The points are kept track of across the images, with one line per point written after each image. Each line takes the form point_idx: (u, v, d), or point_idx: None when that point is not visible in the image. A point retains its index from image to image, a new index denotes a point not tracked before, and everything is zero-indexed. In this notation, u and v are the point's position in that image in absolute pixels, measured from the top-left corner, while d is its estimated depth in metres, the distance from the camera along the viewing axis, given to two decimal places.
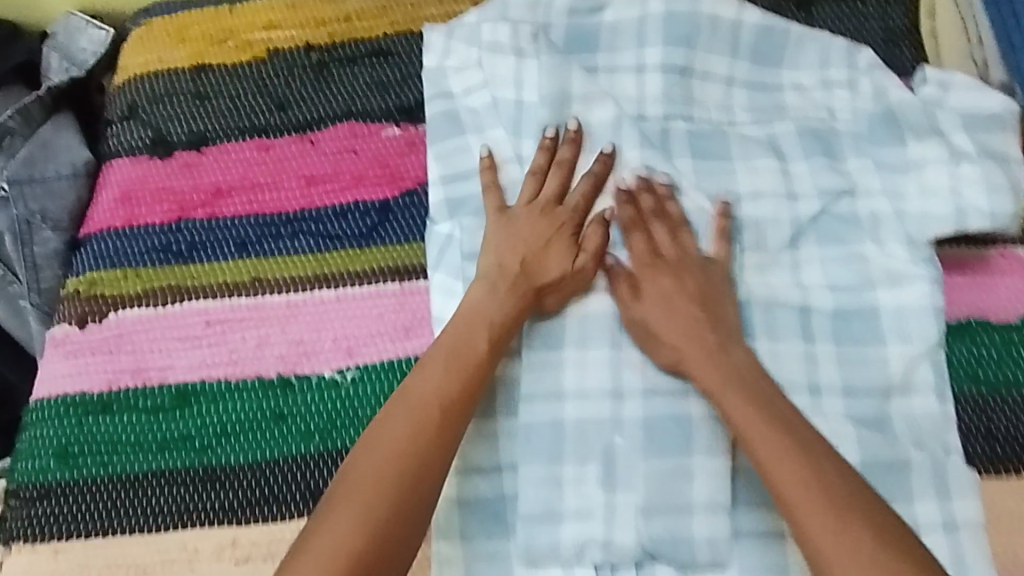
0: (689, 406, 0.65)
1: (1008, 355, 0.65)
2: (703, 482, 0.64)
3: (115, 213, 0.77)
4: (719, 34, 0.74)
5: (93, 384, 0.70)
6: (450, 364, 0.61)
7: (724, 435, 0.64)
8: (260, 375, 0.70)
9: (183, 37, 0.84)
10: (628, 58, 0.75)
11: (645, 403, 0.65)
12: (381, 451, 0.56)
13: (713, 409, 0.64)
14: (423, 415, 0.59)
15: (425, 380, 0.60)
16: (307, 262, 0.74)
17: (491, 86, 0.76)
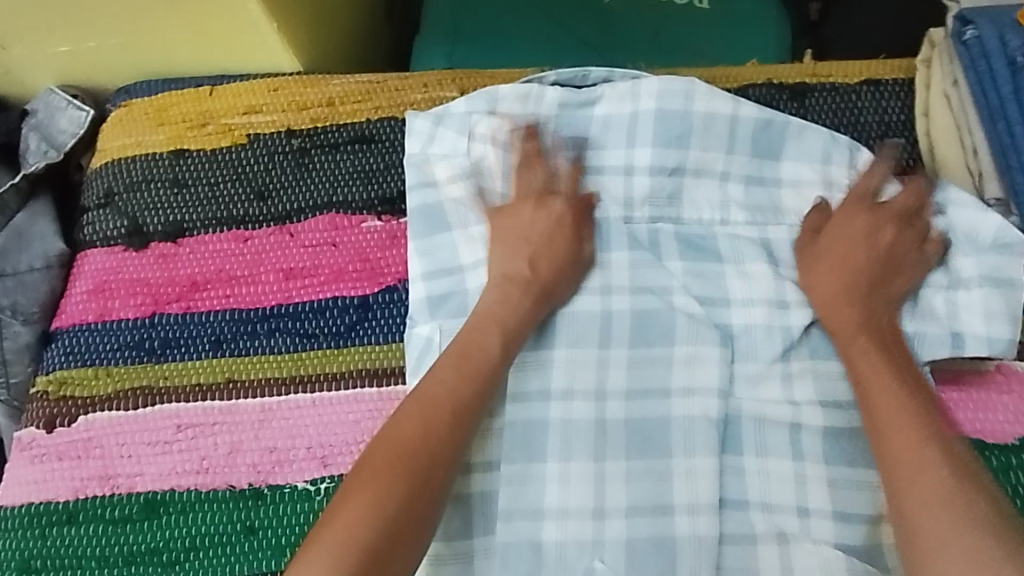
0: (676, 525, 0.60)
1: (1006, 479, 0.62)
2: None
3: (88, 307, 0.75)
4: (716, 128, 0.71)
5: (59, 492, 0.68)
6: (461, 364, 0.61)
7: (710, 558, 0.60)
8: (231, 485, 0.68)
9: (162, 119, 0.82)
10: (617, 155, 0.72)
11: (628, 522, 0.60)
12: (390, 448, 0.56)
13: (700, 530, 0.60)
14: (438, 415, 0.58)
15: (438, 380, 0.60)
16: (283, 362, 0.72)
17: (478, 178, 0.72)
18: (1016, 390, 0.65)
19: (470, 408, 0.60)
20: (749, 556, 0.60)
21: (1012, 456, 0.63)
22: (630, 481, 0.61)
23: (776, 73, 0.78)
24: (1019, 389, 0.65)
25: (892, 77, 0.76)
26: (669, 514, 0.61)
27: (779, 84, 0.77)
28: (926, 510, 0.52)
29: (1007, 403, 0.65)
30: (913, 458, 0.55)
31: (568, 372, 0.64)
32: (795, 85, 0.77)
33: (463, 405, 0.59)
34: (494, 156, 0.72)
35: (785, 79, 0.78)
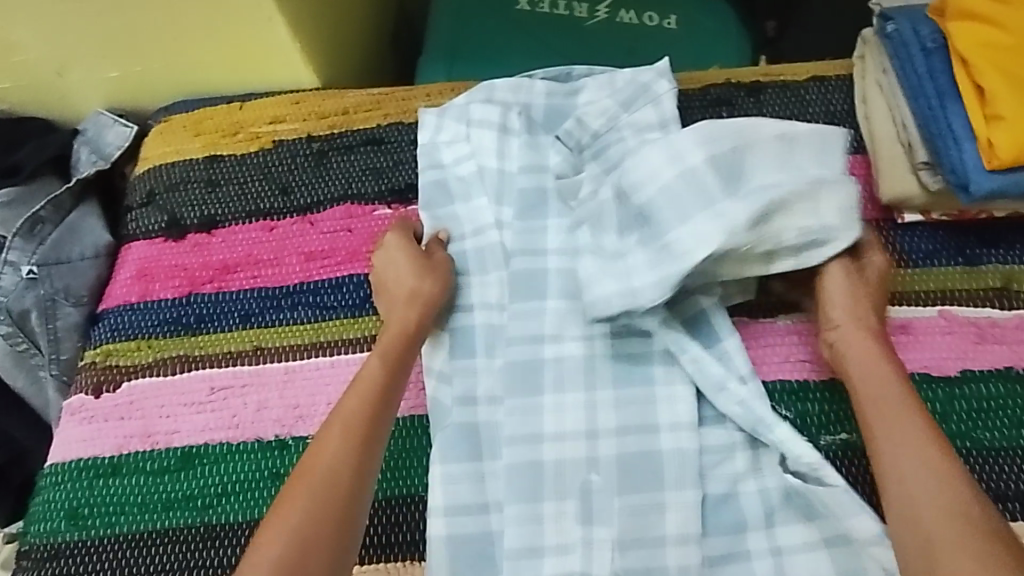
0: (661, 442, 0.68)
1: (951, 408, 0.70)
2: (676, 517, 0.65)
3: (131, 289, 0.85)
4: (662, 116, 0.82)
5: (104, 448, 0.76)
6: (364, 388, 0.67)
7: (693, 468, 0.67)
8: (259, 437, 0.76)
9: (198, 130, 0.94)
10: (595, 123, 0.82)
11: (618, 441, 0.68)
12: (320, 456, 0.63)
13: (680, 446, 0.67)
14: (352, 425, 0.64)
15: (351, 400, 0.66)
16: (304, 331, 0.81)
17: (480, 157, 0.82)
18: (958, 331, 0.73)
19: (382, 418, 0.66)
20: (725, 463, 0.68)
21: (955, 387, 0.71)
22: (619, 407, 0.70)
23: (734, 74, 0.89)
24: (960, 330, 0.73)
25: (835, 73, 0.87)
26: (655, 432, 0.68)
27: (736, 84, 0.88)
28: (951, 554, 0.54)
29: (948, 342, 0.73)
30: (910, 429, 0.61)
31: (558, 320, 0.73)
32: (750, 83, 0.88)
33: (374, 416, 0.65)
34: (500, 142, 0.82)
35: (742, 78, 0.88)
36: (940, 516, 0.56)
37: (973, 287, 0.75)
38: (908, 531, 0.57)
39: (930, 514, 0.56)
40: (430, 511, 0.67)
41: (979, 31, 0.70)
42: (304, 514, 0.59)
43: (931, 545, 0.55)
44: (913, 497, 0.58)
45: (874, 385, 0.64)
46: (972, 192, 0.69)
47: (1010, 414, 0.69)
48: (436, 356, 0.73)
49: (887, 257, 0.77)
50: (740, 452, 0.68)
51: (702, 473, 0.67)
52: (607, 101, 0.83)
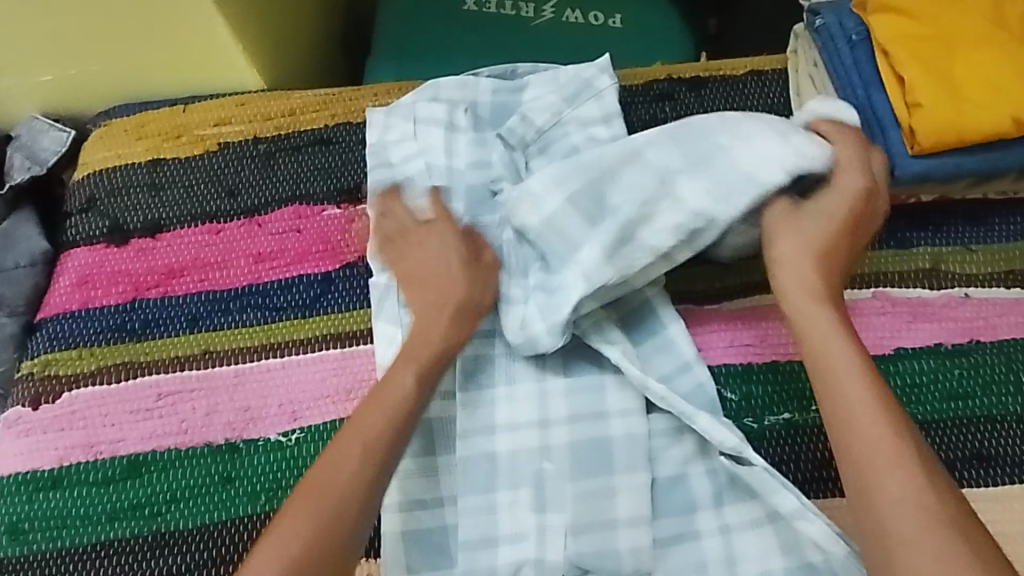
0: (611, 428, 0.69)
1: (887, 385, 0.73)
2: (628, 500, 0.67)
3: (72, 297, 0.82)
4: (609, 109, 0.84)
5: (45, 461, 0.74)
6: (385, 401, 0.65)
7: (643, 451, 0.68)
8: (208, 442, 0.74)
9: (140, 134, 0.92)
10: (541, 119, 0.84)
11: (570, 428, 0.69)
12: (332, 470, 0.61)
13: (631, 431, 0.69)
14: (363, 447, 0.62)
15: (370, 412, 0.64)
16: (254, 332, 0.80)
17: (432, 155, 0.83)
18: (892, 311, 0.76)
19: (397, 443, 0.63)
20: (675, 446, 0.69)
21: (890, 364, 0.74)
22: (570, 396, 0.71)
23: (675, 69, 0.92)
24: (893, 309, 0.76)
25: (771, 67, 0.90)
26: (605, 419, 0.69)
27: (678, 79, 0.90)
28: (909, 544, 0.53)
29: (882, 321, 0.76)
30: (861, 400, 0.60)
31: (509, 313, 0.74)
32: (691, 79, 0.90)
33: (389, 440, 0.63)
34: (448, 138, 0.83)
35: (683, 74, 0.91)
36: (898, 503, 0.55)
37: (905, 268, 0.78)
38: (867, 517, 0.56)
39: (888, 500, 0.55)
40: (384, 507, 0.67)
41: (898, 23, 0.73)
42: (305, 540, 0.58)
43: (890, 534, 0.54)
44: (863, 471, 0.57)
45: (822, 353, 0.63)
46: (898, 175, 0.72)
47: (941, 387, 0.72)
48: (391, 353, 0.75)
49: None
50: (689, 434, 0.69)
51: (652, 456, 0.68)
52: (552, 97, 0.84)
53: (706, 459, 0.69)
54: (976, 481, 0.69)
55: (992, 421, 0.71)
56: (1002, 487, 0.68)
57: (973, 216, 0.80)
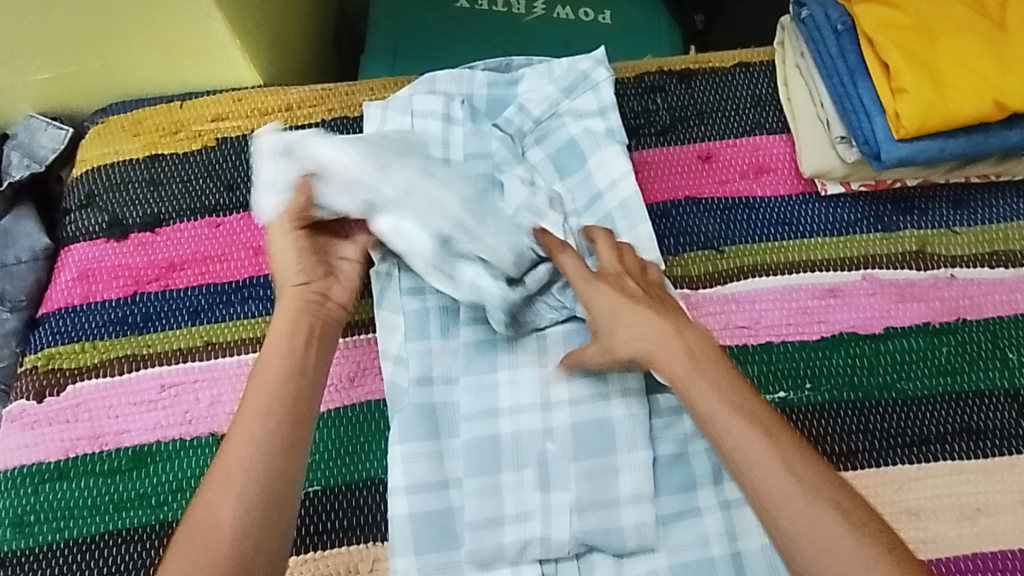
0: (613, 409, 0.70)
1: (877, 362, 0.75)
2: (629, 477, 0.68)
3: (73, 291, 0.83)
4: (602, 103, 0.86)
5: (49, 454, 0.74)
6: (269, 375, 0.62)
7: (643, 430, 0.70)
8: (213, 432, 0.75)
9: (138, 130, 0.92)
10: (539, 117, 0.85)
11: (572, 411, 0.71)
12: (240, 451, 0.59)
13: (634, 412, 0.70)
14: (236, 481, 0.57)
15: (258, 385, 0.62)
16: (257, 324, 0.80)
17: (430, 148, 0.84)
18: (880, 292, 0.79)
19: (297, 406, 0.62)
20: (674, 424, 0.71)
21: (880, 342, 0.76)
22: (572, 379, 0.72)
23: (665, 62, 0.94)
24: (882, 290, 0.79)
25: (759, 59, 0.92)
26: (605, 401, 0.71)
27: (668, 71, 0.93)
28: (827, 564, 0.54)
29: (872, 302, 0.78)
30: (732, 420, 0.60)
31: None
32: (681, 71, 0.92)
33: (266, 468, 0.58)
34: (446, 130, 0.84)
35: (673, 66, 0.93)
36: (811, 523, 0.55)
37: (891, 251, 0.81)
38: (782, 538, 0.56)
39: (801, 525, 0.55)
40: (391, 490, 0.68)
41: (883, 13, 0.75)
42: (205, 553, 0.55)
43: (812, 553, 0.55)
44: (771, 499, 0.57)
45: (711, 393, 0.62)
46: (884, 160, 0.74)
47: (930, 364, 0.75)
48: (392, 341, 0.75)
49: (814, 228, 0.82)
50: (688, 413, 0.71)
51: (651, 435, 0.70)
52: (549, 88, 0.86)
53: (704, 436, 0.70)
54: (966, 454, 0.71)
55: (980, 396, 0.73)
56: (992, 459, 0.71)
57: (956, 200, 0.83)
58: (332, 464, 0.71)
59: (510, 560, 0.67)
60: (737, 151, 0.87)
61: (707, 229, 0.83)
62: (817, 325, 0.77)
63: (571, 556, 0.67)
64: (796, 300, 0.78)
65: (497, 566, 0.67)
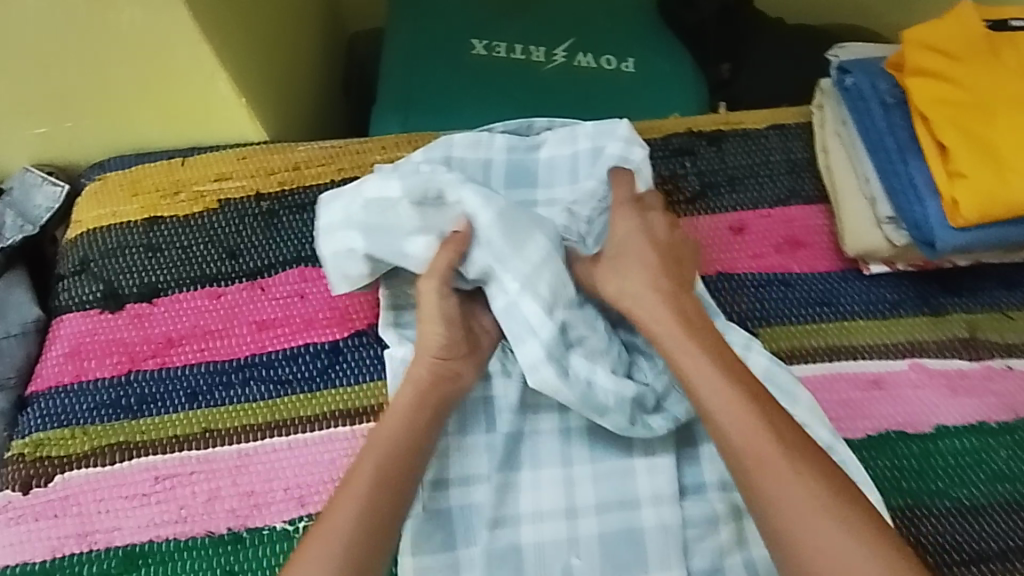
0: (642, 516, 0.66)
1: (927, 465, 0.69)
2: None
3: (64, 369, 0.78)
4: (639, 187, 0.79)
5: (35, 553, 0.69)
6: (395, 416, 0.65)
7: (675, 545, 0.65)
8: (210, 531, 0.70)
9: (136, 190, 0.87)
10: (564, 191, 0.81)
11: (599, 519, 0.66)
12: (368, 476, 0.61)
13: (664, 519, 0.65)
14: (359, 499, 0.60)
15: (386, 422, 0.65)
16: (259, 409, 0.75)
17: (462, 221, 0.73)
18: (928, 384, 0.73)
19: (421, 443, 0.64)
20: (710, 536, 0.66)
21: (931, 443, 0.70)
22: (597, 481, 0.67)
23: (693, 122, 0.88)
24: (930, 383, 0.73)
25: (793, 122, 0.87)
26: (636, 508, 0.66)
27: (697, 133, 0.87)
28: None
29: (922, 396, 0.72)
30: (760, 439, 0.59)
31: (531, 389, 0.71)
32: (711, 133, 0.87)
33: (357, 540, 0.58)
34: None
35: (702, 127, 0.88)
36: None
37: (940, 337, 0.75)
38: None
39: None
40: None
41: (934, 86, 0.70)
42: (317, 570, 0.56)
43: None
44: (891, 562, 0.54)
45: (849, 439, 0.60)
46: (937, 248, 0.68)
47: (986, 468, 0.69)
48: None
49: (855, 310, 0.77)
50: (725, 524, 0.66)
51: (685, 549, 0.65)
52: (589, 185, 0.80)
53: (742, 548, 0.65)
54: None
55: None
56: None
57: (1004, 280, 0.78)
58: None
59: None
60: (772, 223, 0.82)
61: (740, 309, 0.77)
62: (861, 422, 0.71)
63: None
64: (837, 391, 0.73)
65: None
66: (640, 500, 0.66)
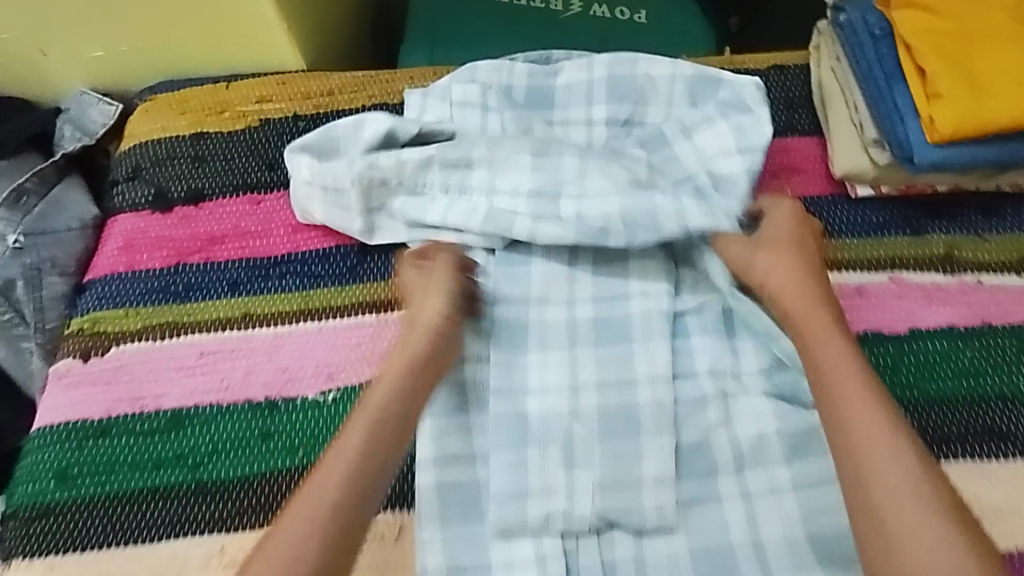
0: (638, 393, 0.73)
1: (900, 361, 0.76)
2: (652, 460, 0.70)
3: (119, 259, 0.86)
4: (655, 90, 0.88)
5: (92, 412, 0.77)
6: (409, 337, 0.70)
7: (667, 416, 0.72)
8: (249, 399, 0.77)
9: (184, 109, 0.95)
10: (579, 113, 0.88)
11: (599, 393, 0.73)
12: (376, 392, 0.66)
13: (656, 394, 0.73)
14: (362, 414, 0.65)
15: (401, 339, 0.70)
16: (294, 299, 0.83)
17: (489, 193, 0.81)
18: (907, 294, 0.79)
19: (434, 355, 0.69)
20: (698, 413, 0.73)
21: (904, 343, 0.77)
22: (599, 362, 0.75)
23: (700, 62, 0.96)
24: (907, 293, 0.80)
25: (792, 63, 0.94)
26: (633, 386, 0.73)
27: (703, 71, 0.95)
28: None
29: (898, 304, 0.79)
30: (860, 400, 0.62)
31: (543, 283, 0.78)
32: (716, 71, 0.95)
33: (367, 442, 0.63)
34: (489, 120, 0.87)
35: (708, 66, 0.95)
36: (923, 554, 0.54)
37: (920, 255, 0.82)
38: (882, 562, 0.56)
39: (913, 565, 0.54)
40: (418, 464, 0.70)
41: (920, 18, 0.77)
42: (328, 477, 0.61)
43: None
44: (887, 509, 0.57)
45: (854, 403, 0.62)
46: (917, 163, 0.75)
47: (953, 365, 0.76)
48: None
49: (842, 229, 0.83)
50: (712, 404, 0.73)
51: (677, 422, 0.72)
52: (601, 110, 0.88)
53: (728, 425, 0.72)
54: (987, 454, 0.71)
55: (1002, 399, 0.74)
56: (1015, 461, 0.71)
57: (988, 207, 0.84)
58: None
59: (532, 533, 0.68)
60: (768, 150, 0.88)
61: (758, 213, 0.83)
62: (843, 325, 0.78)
63: (592, 532, 0.68)
64: None
65: (518, 539, 0.68)
66: (635, 378, 0.74)
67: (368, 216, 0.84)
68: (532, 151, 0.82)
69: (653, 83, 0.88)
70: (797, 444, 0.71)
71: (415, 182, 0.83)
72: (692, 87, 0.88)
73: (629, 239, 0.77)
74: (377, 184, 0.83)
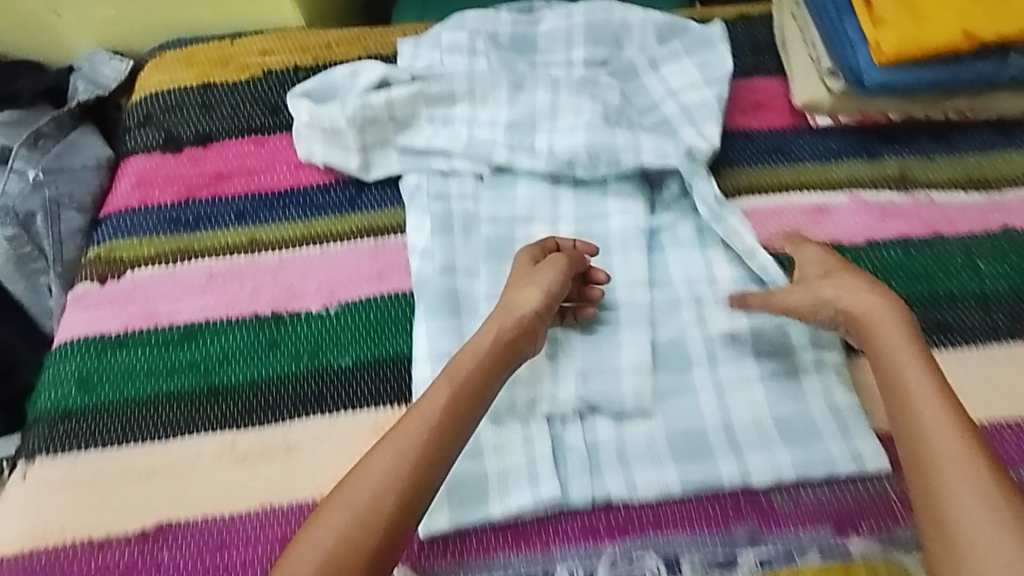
0: (616, 296, 0.80)
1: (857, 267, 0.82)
2: (630, 351, 0.76)
3: (132, 195, 0.92)
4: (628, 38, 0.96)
5: (109, 328, 0.82)
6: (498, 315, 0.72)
7: (643, 315, 0.78)
8: (256, 312, 0.83)
9: (192, 62, 1.02)
10: (559, 56, 0.95)
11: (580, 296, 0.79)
12: (466, 360, 0.69)
13: (634, 296, 0.79)
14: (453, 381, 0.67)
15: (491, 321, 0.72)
16: (297, 227, 0.89)
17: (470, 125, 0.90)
18: (864, 210, 0.86)
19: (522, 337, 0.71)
20: (673, 313, 0.79)
21: (863, 252, 0.83)
22: None
23: None
24: (865, 208, 0.86)
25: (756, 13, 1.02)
26: (612, 289, 0.80)
27: None
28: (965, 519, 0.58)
29: (857, 218, 0.85)
30: (917, 366, 0.66)
31: (530, 203, 0.87)
32: None
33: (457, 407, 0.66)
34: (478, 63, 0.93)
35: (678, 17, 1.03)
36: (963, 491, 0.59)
37: (876, 175, 0.88)
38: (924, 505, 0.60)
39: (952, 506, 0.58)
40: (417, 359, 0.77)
41: None
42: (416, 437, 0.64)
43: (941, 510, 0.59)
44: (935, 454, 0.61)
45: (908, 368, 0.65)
46: (866, 84, 0.84)
47: (906, 270, 0.82)
48: (419, 236, 0.85)
49: (805, 154, 0.90)
50: (685, 307, 0.79)
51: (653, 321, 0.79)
52: (580, 53, 0.95)
53: (702, 324, 0.78)
54: (937, 345, 0.78)
55: (950, 298, 0.80)
56: (964, 351, 0.77)
57: (937, 134, 0.91)
58: (365, 341, 0.80)
59: (522, 417, 0.73)
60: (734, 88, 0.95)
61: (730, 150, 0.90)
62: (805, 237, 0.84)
63: (576, 416, 0.74)
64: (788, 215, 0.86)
65: (508, 423, 0.73)
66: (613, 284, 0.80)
67: (365, 153, 0.91)
68: (508, 88, 0.91)
69: (627, 29, 0.95)
70: (764, 337, 0.77)
71: (405, 117, 0.91)
72: (663, 32, 0.95)
73: (592, 168, 0.86)
74: (373, 121, 0.91)
